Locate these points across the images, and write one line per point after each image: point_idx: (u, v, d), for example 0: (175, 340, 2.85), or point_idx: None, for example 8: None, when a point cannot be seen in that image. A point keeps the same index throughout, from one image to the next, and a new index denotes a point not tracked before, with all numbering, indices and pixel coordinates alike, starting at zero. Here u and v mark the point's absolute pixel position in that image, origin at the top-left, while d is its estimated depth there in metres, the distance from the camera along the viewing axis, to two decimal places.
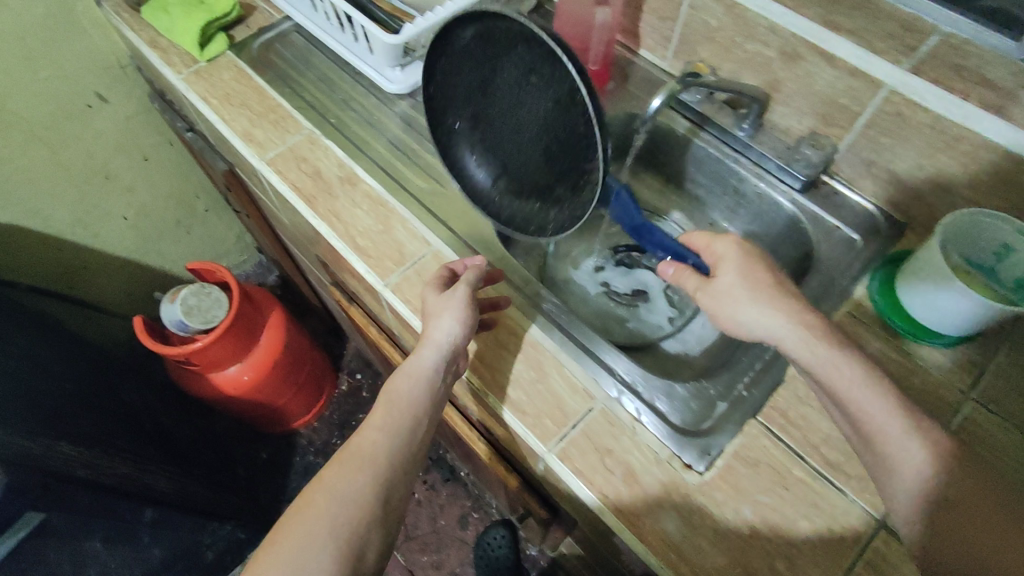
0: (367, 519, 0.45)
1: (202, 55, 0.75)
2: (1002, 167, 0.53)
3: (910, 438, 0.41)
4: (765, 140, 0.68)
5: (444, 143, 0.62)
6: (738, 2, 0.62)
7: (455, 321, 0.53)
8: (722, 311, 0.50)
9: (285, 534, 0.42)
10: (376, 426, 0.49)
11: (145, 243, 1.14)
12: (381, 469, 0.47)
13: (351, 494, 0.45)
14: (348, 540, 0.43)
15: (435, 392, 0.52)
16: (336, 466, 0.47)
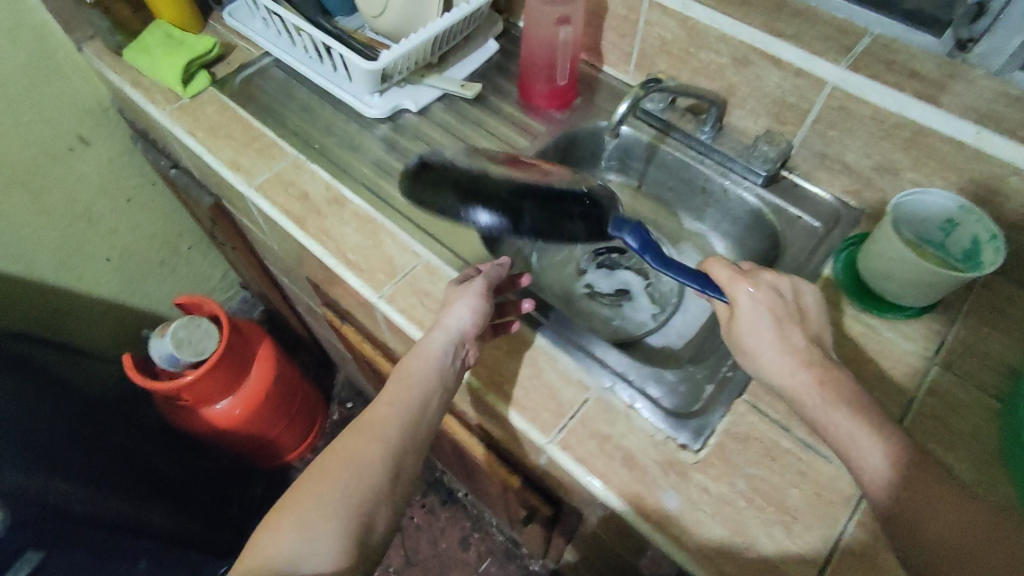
0: (377, 485, 0.49)
1: (185, 91, 0.78)
2: (940, 148, 0.59)
3: (868, 436, 0.45)
4: (726, 141, 0.74)
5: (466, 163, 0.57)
6: (689, 16, 0.67)
7: (467, 310, 0.56)
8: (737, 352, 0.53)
9: (305, 494, 0.47)
10: (386, 401, 0.53)
11: (129, 283, 1.14)
12: (390, 442, 0.51)
13: (363, 464, 0.49)
14: (359, 503, 0.48)
15: (447, 374, 0.55)
16: (350, 436, 0.51)
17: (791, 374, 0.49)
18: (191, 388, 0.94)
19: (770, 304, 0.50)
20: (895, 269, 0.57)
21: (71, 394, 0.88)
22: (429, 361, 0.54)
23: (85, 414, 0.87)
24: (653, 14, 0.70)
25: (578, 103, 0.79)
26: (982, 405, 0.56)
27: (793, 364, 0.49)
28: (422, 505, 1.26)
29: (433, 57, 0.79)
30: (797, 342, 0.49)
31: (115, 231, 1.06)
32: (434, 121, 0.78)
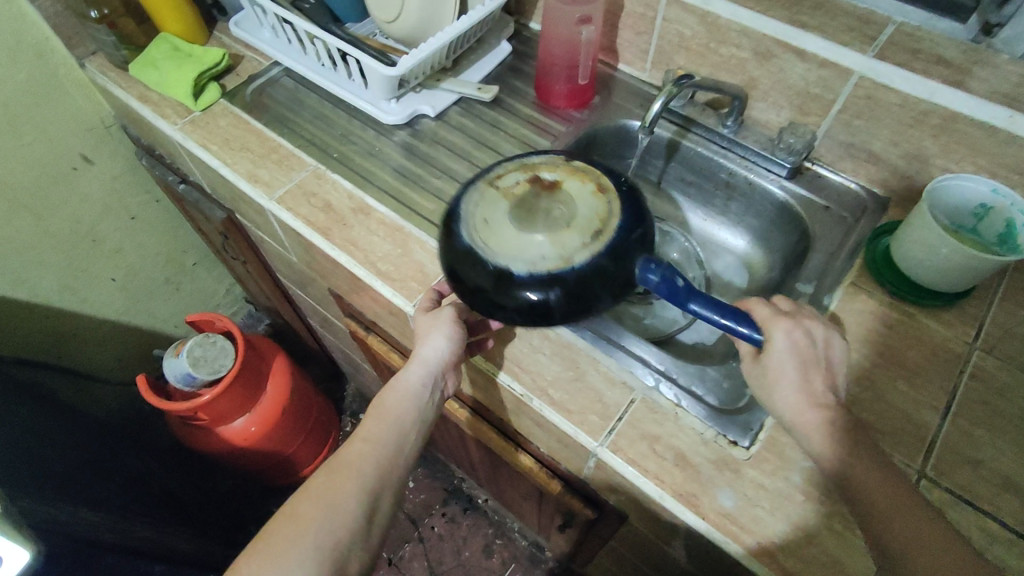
0: (351, 530, 0.47)
1: (197, 104, 0.77)
2: (971, 134, 0.59)
3: (813, 424, 0.47)
4: (749, 134, 0.73)
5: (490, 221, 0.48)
6: (710, 11, 0.67)
7: (445, 340, 0.56)
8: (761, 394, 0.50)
9: (276, 538, 0.44)
10: (362, 439, 0.51)
11: (134, 303, 1.11)
12: (366, 481, 0.49)
13: (338, 505, 0.47)
14: (333, 549, 0.45)
15: (424, 404, 0.55)
16: (324, 476, 0.48)
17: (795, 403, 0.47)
18: (208, 407, 0.92)
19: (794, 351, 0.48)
20: (933, 256, 0.57)
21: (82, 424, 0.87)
22: (408, 394, 0.54)
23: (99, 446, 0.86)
24: (672, 10, 0.70)
25: (596, 101, 0.78)
26: None
27: (804, 402, 0.47)
28: (442, 514, 1.25)
29: (448, 61, 0.78)
30: (818, 387, 0.48)
31: (120, 250, 1.04)
32: (452, 125, 0.77)
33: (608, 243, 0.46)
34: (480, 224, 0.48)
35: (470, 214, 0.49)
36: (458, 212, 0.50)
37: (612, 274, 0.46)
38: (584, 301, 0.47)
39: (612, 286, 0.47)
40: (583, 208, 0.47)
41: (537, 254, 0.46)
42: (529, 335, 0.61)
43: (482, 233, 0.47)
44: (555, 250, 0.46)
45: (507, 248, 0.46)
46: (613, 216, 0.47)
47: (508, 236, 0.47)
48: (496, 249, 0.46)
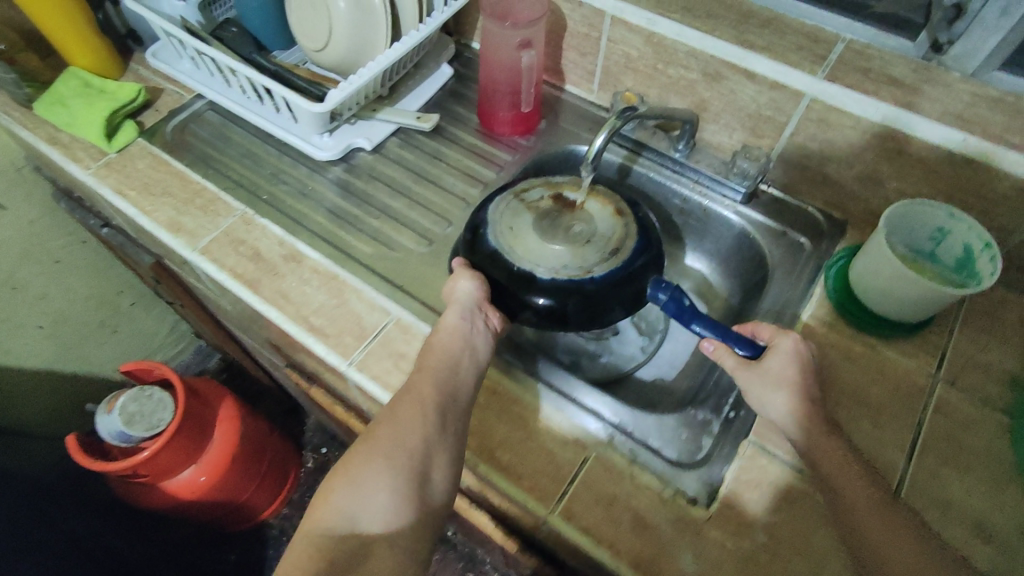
0: (422, 445, 0.48)
1: (111, 146, 0.70)
2: (927, 158, 0.56)
3: (778, 400, 0.50)
4: (701, 158, 0.70)
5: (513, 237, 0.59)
6: (656, 32, 0.64)
7: (471, 284, 0.56)
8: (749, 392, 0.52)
9: (354, 455, 0.47)
10: (417, 372, 0.52)
11: (66, 351, 1.05)
12: (428, 403, 0.50)
13: (405, 424, 0.48)
14: (407, 463, 0.47)
15: (472, 338, 0.54)
16: (390, 405, 0.50)
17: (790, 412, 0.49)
18: (149, 463, 0.86)
19: (794, 356, 0.51)
20: (895, 288, 0.55)
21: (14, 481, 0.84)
22: (450, 329, 0.54)
23: (27, 511, 0.83)
24: (617, 30, 0.66)
25: (543, 126, 0.75)
26: (987, 419, 0.53)
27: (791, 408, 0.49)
28: None
29: (384, 89, 0.73)
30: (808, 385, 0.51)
31: (45, 296, 0.97)
32: (391, 158, 0.72)
33: (620, 259, 0.58)
34: (507, 231, 0.59)
35: (497, 222, 0.60)
36: (484, 218, 0.61)
37: (623, 285, 0.57)
38: (596, 309, 0.57)
39: (618, 297, 0.57)
40: (600, 230, 0.60)
41: (559, 263, 0.57)
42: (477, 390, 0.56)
43: (510, 239, 0.58)
44: (574, 262, 0.57)
45: (532, 257, 0.58)
46: (628, 236, 0.59)
47: (534, 246, 0.58)
48: (522, 256, 0.58)
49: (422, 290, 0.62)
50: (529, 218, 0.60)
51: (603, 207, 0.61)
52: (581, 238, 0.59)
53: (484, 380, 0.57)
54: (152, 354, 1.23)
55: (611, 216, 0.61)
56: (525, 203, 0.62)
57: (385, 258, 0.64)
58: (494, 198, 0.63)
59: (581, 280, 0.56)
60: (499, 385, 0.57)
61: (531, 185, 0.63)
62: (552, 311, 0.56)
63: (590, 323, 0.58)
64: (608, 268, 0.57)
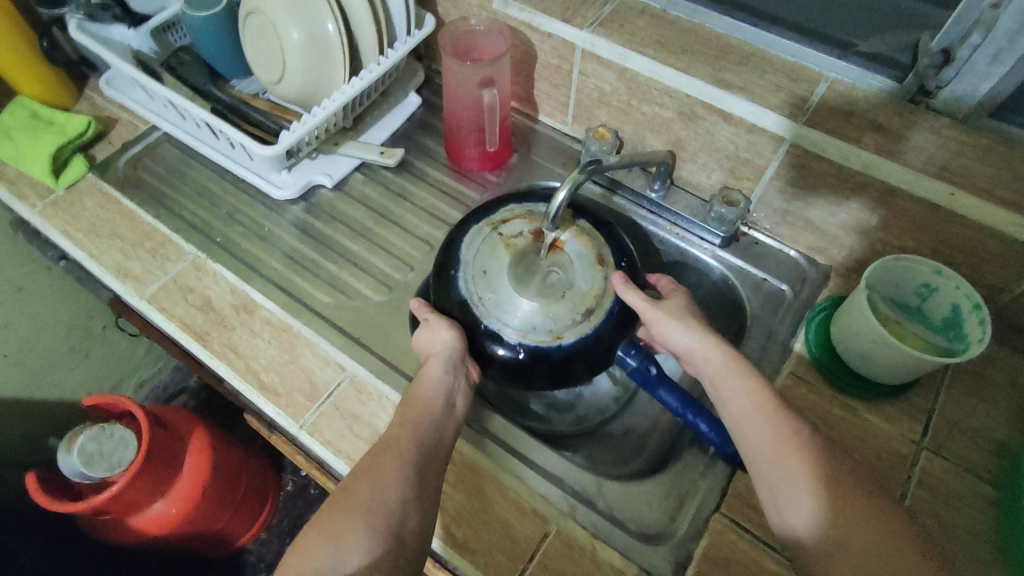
0: (402, 504, 0.43)
1: (58, 183, 0.67)
2: (913, 211, 0.53)
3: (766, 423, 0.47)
4: (678, 199, 0.68)
5: (484, 287, 0.53)
6: (628, 69, 0.60)
7: (453, 334, 0.52)
8: (654, 327, 0.53)
9: (332, 509, 0.43)
10: (395, 425, 0.48)
11: (36, 378, 1.00)
12: (412, 459, 0.45)
13: (387, 480, 0.44)
14: (388, 524, 0.42)
15: (453, 394, 0.51)
16: (367, 458, 0.46)
17: (716, 371, 0.50)
18: (113, 501, 0.81)
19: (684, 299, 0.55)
20: (875, 352, 0.52)
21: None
22: (431, 382, 0.50)
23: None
24: (588, 64, 0.63)
25: (514, 160, 0.73)
26: (974, 493, 0.50)
27: (696, 336, 0.51)
28: None
29: (347, 121, 0.70)
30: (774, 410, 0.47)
31: (8, 325, 0.93)
32: (353, 196, 0.70)
33: (594, 323, 0.52)
34: (479, 275, 0.54)
35: (471, 262, 0.55)
36: (457, 255, 0.55)
37: (593, 347, 0.52)
38: (558, 371, 0.52)
39: (586, 360, 0.53)
40: (577, 282, 0.53)
41: (528, 322, 0.52)
42: None
43: (481, 287, 0.53)
44: (544, 323, 0.52)
45: (502, 309, 0.52)
46: (606, 294, 0.53)
47: (505, 297, 0.53)
48: (491, 309, 0.53)
49: (379, 343, 0.59)
50: (504, 260, 0.54)
51: (585, 252, 0.54)
52: (556, 288, 0.53)
53: None
54: (128, 376, 1.20)
55: (591, 265, 0.54)
56: (503, 238, 0.55)
57: (341, 307, 0.61)
58: (471, 230, 0.57)
59: (548, 347, 0.51)
60: (457, 451, 0.53)
61: (512, 214, 0.57)
62: (512, 366, 0.52)
63: (552, 380, 0.53)
64: (579, 333, 0.52)
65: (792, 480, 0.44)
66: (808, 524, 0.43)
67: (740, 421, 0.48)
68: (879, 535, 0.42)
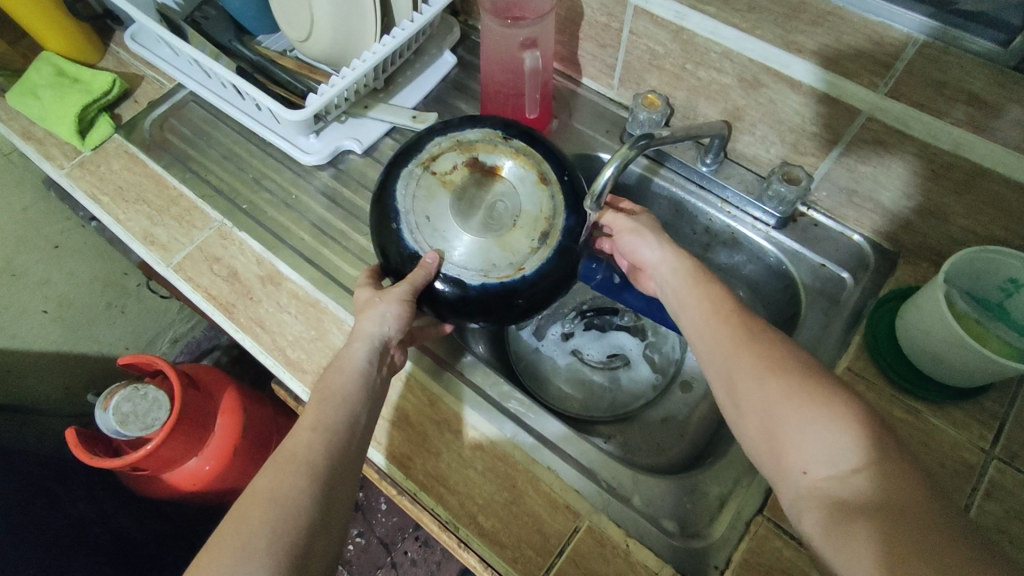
0: (309, 527, 0.38)
1: (84, 144, 0.65)
2: (1009, 198, 0.47)
3: (716, 316, 0.45)
4: (732, 173, 0.63)
5: (431, 239, 0.49)
6: (685, 29, 0.54)
7: (394, 317, 0.48)
8: (629, 243, 0.53)
9: (223, 539, 0.36)
10: (307, 427, 0.42)
11: (76, 334, 1.01)
12: (323, 475, 0.40)
13: (292, 499, 0.38)
14: (291, 552, 0.36)
15: (373, 383, 0.47)
16: (266, 473, 0.40)
17: (681, 283, 0.48)
18: (148, 458, 0.82)
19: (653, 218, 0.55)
20: (949, 352, 0.47)
21: (28, 459, 0.86)
22: (352, 370, 0.46)
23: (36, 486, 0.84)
24: (639, 23, 0.57)
25: (553, 126, 0.68)
26: None
27: (662, 246, 0.51)
28: (416, 539, 1.10)
29: (378, 82, 0.66)
30: (725, 305, 0.45)
31: (47, 281, 0.93)
32: (383, 163, 0.67)
33: (553, 246, 0.49)
34: (422, 222, 0.50)
35: (411, 211, 0.50)
36: (393, 205, 0.50)
37: (549, 278, 0.49)
38: (512, 307, 0.49)
39: (539, 297, 0.50)
40: (525, 206, 0.50)
41: (487, 260, 0.49)
42: (459, 439, 0.51)
43: (429, 233, 0.49)
44: (504, 257, 0.49)
45: (453, 252, 0.49)
46: (557, 214, 0.50)
47: (456, 239, 0.49)
48: (446, 254, 0.49)
49: None
50: (445, 202, 0.50)
51: (525, 172, 0.51)
52: (504, 218, 0.50)
53: (469, 432, 0.52)
54: (163, 332, 1.19)
55: (534, 185, 0.51)
56: (436, 176, 0.51)
57: None
58: (400, 173, 0.51)
59: (514, 281, 0.48)
60: (484, 437, 0.51)
61: (441, 148, 0.52)
62: (467, 309, 0.49)
63: (505, 320, 0.51)
64: (541, 260, 0.49)
65: (746, 377, 0.41)
66: (762, 422, 0.39)
67: (701, 334, 0.45)
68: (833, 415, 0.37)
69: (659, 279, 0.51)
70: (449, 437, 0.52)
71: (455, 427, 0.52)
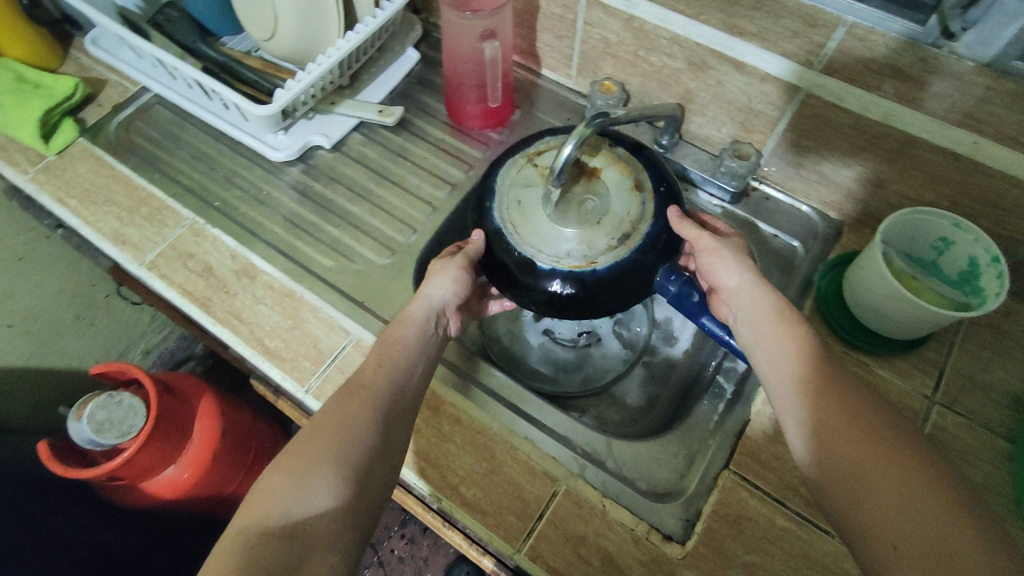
0: (371, 452, 0.43)
1: (49, 148, 0.65)
2: (937, 163, 0.51)
3: (758, 309, 0.48)
4: (687, 153, 0.66)
5: (517, 222, 0.51)
6: (635, 17, 0.57)
7: (450, 282, 0.51)
8: (709, 266, 0.52)
9: (301, 448, 0.42)
10: (372, 366, 0.47)
11: (44, 348, 0.99)
12: (382, 408, 0.44)
13: (356, 426, 0.43)
14: (354, 469, 0.41)
15: (432, 342, 0.50)
16: (336, 402, 0.45)
17: (760, 312, 0.48)
18: (125, 466, 0.81)
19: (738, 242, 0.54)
20: (891, 307, 0.50)
21: None
22: (414, 326, 0.49)
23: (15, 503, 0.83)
24: (593, 13, 0.60)
25: (516, 117, 0.71)
26: (983, 447, 0.49)
27: (742, 271, 0.50)
28: (402, 537, 1.10)
29: (344, 79, 0.67)
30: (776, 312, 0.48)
31: (12, 294, 0.92)
32: (352, 157, 0.68)
33: (632, 248, 0.49)
34: (513, 205, 0.51)
35: (505, 193, 0.52)
36: (492, 187, 0.53)
37: (634, 274, 0.50)
38: (599, 302, 0.50)
39: (618, 293, 0.50)
40: (614, 207, 0.50)
41: (562, 248, 0.49)
42: (438, 416, 0.53)
43: (517, 216, 0.51)
44: (580, 247, 0.49)
45: (535, 238, 0.50)
46: (644, 219, 0.50)
47: (539, 224, 0.50)
48: (525, 238, 0.50)
49: (382, 307, 0.59)
50: (539, 189, 0.51)
51: (622, 177, 0.52)
52: (590, 214, 0.50)
53: (447, 409, 0.53)
54: (134, 344, 1.18)
55: (628, 191, 0.51)
56: (538, 168, 0.53)
57: (345, 272, 0.61)
58: (505, 162, 0.54)
59: (583, 273, 0.49)
60: (464, 413, 0.53)
61: (549, 145, 0.54)
62: (559, 302, 0.50)
63: (584, 314, 0.51)
64: (615, 258, 0.49)
65: (775, 362, 0.46)
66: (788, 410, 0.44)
67: (780, 379, 0.45)
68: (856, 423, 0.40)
69: (730, 303, 0.51)
70: (430, 414, 0.53)
71: (435, 405, 0.54)
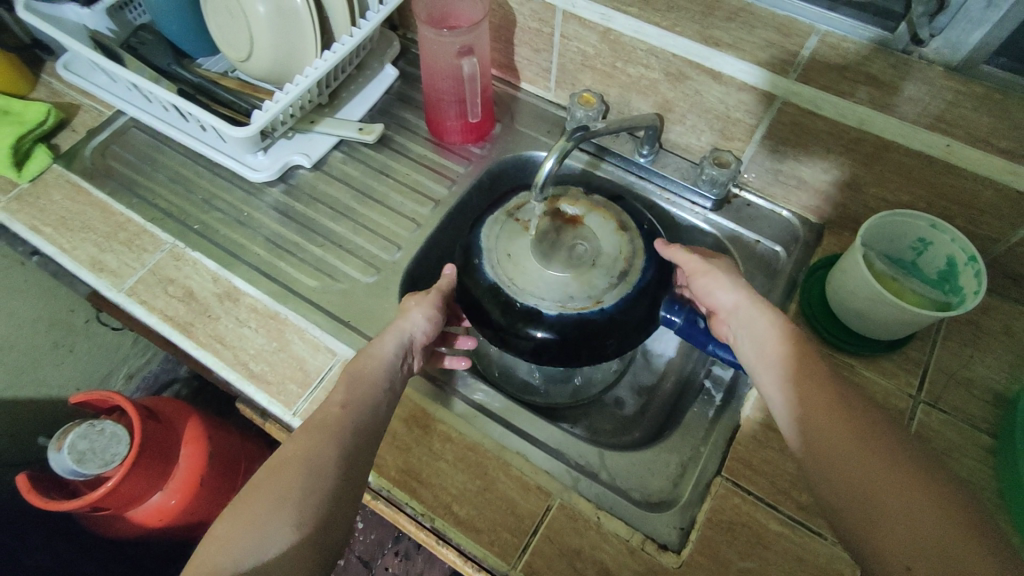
0: (331, 496, 0.42)
1: (21, 175, 0.64)
2: (911, 165, 0.52)
3: (759, 322, 0.48)
4: (668, 162, 0.67)
5: (513, 275, 0.54)
6: (611, 29, 0.58)
7: (422, 318, 0.53)
8: (707, 290, 0.52)
9: (260, 493, 0.41)
10: (338, 403, 0.46)
11: (22, 378, 0.97)
12: (346, 449, 0.44)
13: (318, 469, 0.42)
14: (315, 512, 0.41)
15: (396, 378, 0.50)
16: (299, 439, 0.43)
17: (761, 330, 0.47)
18: (109, 496, 0.79)
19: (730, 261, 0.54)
20: (873, 306, 0.51)
21: None
22: (383, 361, 0.49)
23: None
24: (569, 26, 0.60)
25: (497, 130, 0.71)
26: (970, 444, 0.50)
27: (738, 288, 0.50)
28: (396, 554, 1.09)
29: (323, 97, 0.67)
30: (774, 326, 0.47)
31: None
32: (333, 175, 0.68)
33: (631, 284, 0.54)
34: (504, 258, 0.55)
35: (493, 249, 0.56)
36: (479, 245, 0.57)
37: (628, 317, 0.53)
38: (596, 344, 0.53)
39: (620, 335, 0.53)
40: (604, 249, 0.56)
41: (564, 293, 0.53)
42: (429, 435, 0.53)
43: (509, 268, 0.54)
44: (580, 290, 0.53)
45: (534, 286, 0.54)
46: (636, 255, 0.55)
47: (534, 274, 0.54)
48: (523, 287, 0.54)
49: (368, 326, 0.58)
50: (527, 241, 0.56)
51: (604, 222, 0.57)
52: (583, 258, 0.55)
53: (437, 427, 0.53)
54: (116, 369, 1.15)
55: (613, 233, 0.56)
56: (519, 222, 0.57)
57: (329, 291, 0.60)
58: (486, 220, 0.58)
59: (591, 313, 0.52)
60: (455, 431, 0.53)
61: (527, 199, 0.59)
62: (555, 348, 0.53)
63: (584, 358, 0.54)
64: (619, 295, 0.53)
65: (776, 372, 0.45)
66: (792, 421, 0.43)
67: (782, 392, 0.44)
68: (860, 432, 0.40)
69: (730, 321, 0.51)
70: (420, 433, 0.53)
71: (425, 424, 0.53)
